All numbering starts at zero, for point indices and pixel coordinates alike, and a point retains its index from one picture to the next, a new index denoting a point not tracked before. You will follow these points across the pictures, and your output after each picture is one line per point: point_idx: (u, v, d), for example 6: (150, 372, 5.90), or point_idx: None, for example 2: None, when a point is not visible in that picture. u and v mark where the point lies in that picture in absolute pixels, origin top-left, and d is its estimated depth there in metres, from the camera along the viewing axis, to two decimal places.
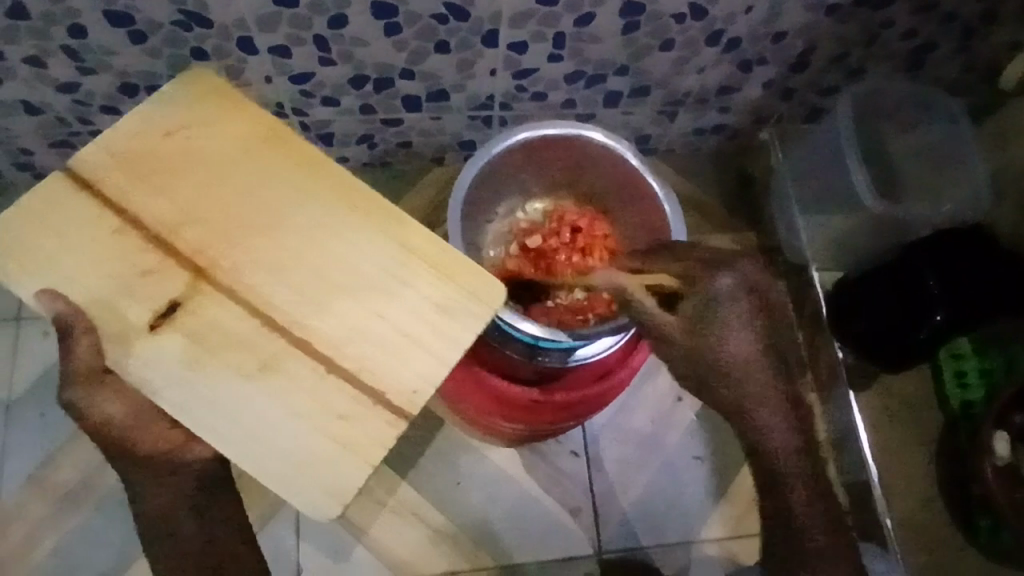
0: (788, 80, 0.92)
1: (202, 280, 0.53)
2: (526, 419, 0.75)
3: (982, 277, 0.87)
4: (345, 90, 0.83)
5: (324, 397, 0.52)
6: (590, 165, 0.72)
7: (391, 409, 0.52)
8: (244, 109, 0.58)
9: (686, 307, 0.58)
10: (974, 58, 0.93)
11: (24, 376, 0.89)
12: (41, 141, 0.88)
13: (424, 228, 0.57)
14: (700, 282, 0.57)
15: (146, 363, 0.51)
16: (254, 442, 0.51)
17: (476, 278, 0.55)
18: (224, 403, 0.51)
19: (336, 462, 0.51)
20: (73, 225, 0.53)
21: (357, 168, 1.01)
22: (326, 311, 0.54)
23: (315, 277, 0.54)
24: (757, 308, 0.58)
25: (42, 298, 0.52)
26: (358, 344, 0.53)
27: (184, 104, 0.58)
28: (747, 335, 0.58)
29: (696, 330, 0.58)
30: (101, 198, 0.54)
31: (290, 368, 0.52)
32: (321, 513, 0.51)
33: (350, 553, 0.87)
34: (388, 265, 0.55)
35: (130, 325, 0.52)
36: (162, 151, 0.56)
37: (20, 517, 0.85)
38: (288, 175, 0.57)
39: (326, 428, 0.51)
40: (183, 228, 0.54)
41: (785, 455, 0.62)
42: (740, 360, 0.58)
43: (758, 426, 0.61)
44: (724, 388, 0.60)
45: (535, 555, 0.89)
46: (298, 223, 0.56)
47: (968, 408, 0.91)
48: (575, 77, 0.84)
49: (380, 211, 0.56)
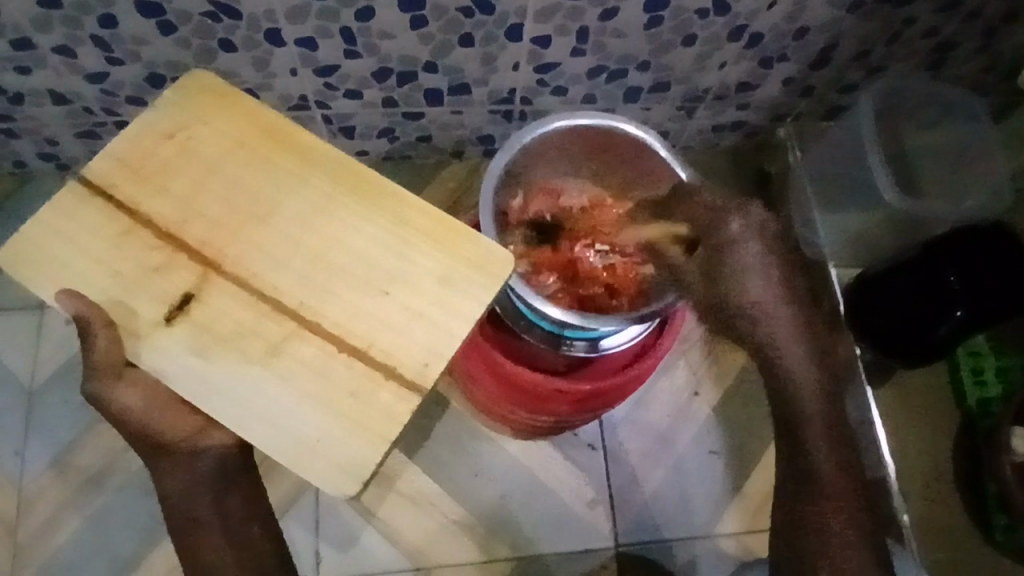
0: (808, 77, 0.92)
1: (211, 272, 0.46)
2: (550, 407, 0.75)
3: (1005, 273, 0.86)
4: (369, 83, 0.83)
5: (332, 374, 0.45)
6: (620, 155, 0.72)
7: (404, 383, 0.45)
8: (239, 101, 0.50)
9: (704, 252, 0.60)
10: (994, 58, 0.93)
11: (49, 363, 0.91)
12: (67, 130, 0.90)
13: (440, 212, 0.48)
14: (716, 228, 0.59)
15: (156, 364, 0.45)
16: (263, 428, 0.44)
17: (483, 249, 0.48)
18: (239, 409, 0.44)
19: (347, 441, 0.44)
20: (76, 220, 0.47)
21: (376, 161, 1.01)
22: (332, 298, 0.46)
23: (320, 265, 0.46)
24: (769, 247, 0.58)
25: (61, 298, 0.45)
26: (364, 325, 0.46)
27: (173, 99, 0.49)
28: (763, 274, 0.58)
29: (714, 276, 0.58)
30: (99, 196, 0.47)
31: (295, 351, 0.45)
32: (338, 489, 0.44)
33: (367, 542, 0.88)
34: (398, 250, 0.47)
35: (141, 322, 0.45)
36: (159, 152, 0.48)
37: (43, 501, 0.86)
38: (289, 166, 0.48)
39: (336, 404, 0.44)
40: (184, 227, 0.47)
41: (811, 398, 0.59)
42: (760, 301, 0.57)
43: (782, 368, 0.59)
44: (746, 328, 0.58)
45: (553, 545, 0.89)
46: (299, 214, 0.47)
47: (986, 406, 0.90)
48: (597, 72, 0.85)
49: (394, 201, 0.48)
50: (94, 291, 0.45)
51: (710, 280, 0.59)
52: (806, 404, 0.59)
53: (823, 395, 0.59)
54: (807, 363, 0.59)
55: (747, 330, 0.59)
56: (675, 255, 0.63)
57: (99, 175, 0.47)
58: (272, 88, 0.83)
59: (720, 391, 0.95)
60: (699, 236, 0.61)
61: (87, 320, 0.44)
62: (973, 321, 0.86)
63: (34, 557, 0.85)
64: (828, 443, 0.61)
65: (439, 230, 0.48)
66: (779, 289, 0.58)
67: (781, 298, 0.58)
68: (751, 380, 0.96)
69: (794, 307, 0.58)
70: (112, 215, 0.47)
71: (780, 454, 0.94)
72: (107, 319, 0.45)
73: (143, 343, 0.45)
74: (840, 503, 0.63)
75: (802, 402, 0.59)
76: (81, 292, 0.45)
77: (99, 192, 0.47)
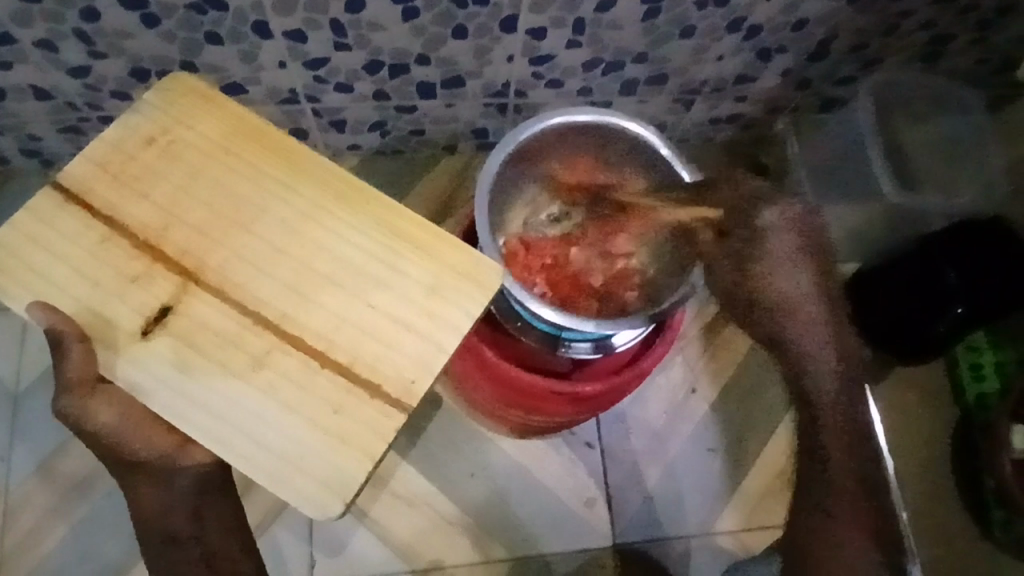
0: (807, 69, 0.90)
1: (190, 283, 0.44)
2: (544, 410, 0.74)
3: (1003, 268, 0.85)
4: (360, 76, 0.81)
5: (317, 389, 0.43)
6: (615, 153, 0.70)
7: (389, 399, 0.43)
8: (224, 104, 0.48)
9: (731, 243, 0.65)
10: (992, 50, 0.92)
11: (34, 365, 0.89)
12: (50, 127, 0.87)
13: (426, 219, 0.47)
14: (756, 222, 0.64)
15: (132, 378, 0.43)
16: (243, 445, 0.43)
17: (470, 260, 0.46)
18: (221, 425, 0.43)
19: (332, 459, 0.42)
20: (50, 228, 0.45)
21: (367, 155, 0.99)
22: (316, 308, 0.44)
23: (302, 274, 0.45)
24: (801, 244, 0.66)
25: (34, 311, 0.43)
26: (350, 336, 0.44)
27: (156, 102, 0.47)
28: (795, 268, 0.65)
29: (746, 263, 0.65)
30: (76, 204, 0.45)
31: (280, 365, 0.43)
32: (321, 512, 0.42)
33: (360, 545, 0.86)
34: (383, 259, 0.45)
35: (117, 334, 0.44)
36: (141, 157, 0.46)
37: (30, 506, 0.85)
38: (275, 172, 0.47)
39: (321, 420, 0.43)
40: (165, 235, 0.45)
41: (832, 386, 0.67)
42: (791, 292, 0.65)
43: (808, 357, 0.67)
44: (770, 319, 0.67)
45: (547, 546, 0.88)
46: (284, 222, 0.46)
47: (984, 401, 0.90)
48: (593, 64, 0.83)
49: (379, 209, 0.47)
50: (67, 302, 0.44)
51: (738, 268, 0.65)
52: (824, 391, 0.67)
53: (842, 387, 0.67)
54: (825, 353, 0.67)
55: (780, 315, 0.66)
56: (705, 236, 0.65)
57: (76, 179, 0.45)
58: (260, 82, 0.81)
59: (717, 389, 0.94)
60: (731, 221, 0.64)
61: (60, 334, 0.43)
62: (971, 318, 0.86)
63: (23, 563, 0.83)
64: (846, 437, 0.67)
65: (429, 240, 0.46)
66: (807, 282, 0.66)
67: (816, 285, 0.66)
68: (748, 376, 0.95)
69: (823, 305, 0.67)
70: (89, 221, 0.45)
71: (777, 451, 0.93)
72: (80, 333, 0.43)
73: (119, 355, 0.43)
74: (859, 501, 0.68)
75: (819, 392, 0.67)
76: (52, 303, 0.44)
77: (75, 198, 0.45)
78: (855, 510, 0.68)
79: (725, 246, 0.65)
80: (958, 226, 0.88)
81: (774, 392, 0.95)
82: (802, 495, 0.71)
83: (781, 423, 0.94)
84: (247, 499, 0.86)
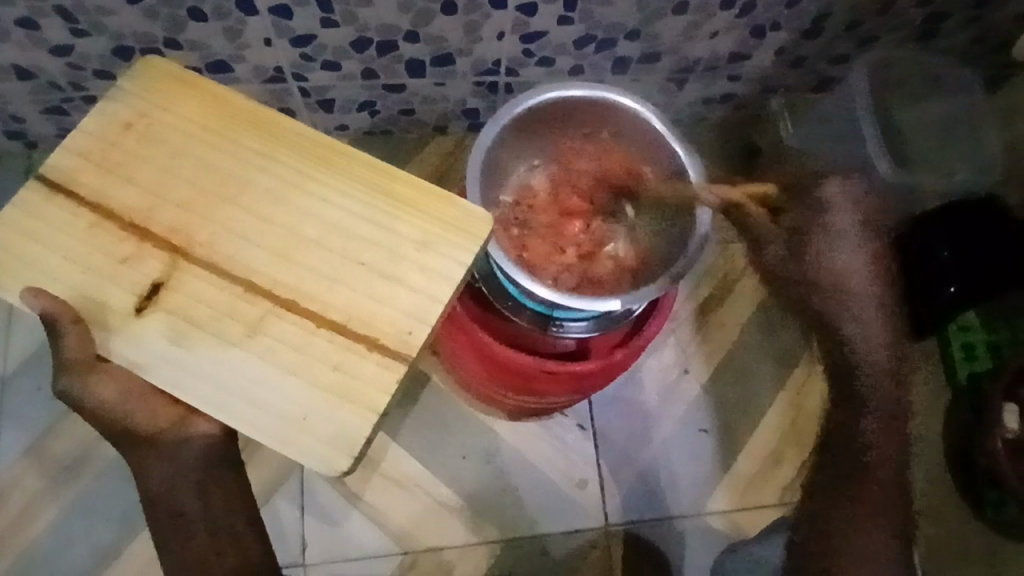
0: (801, 47, 0.89)
1: (180, 258, 0.43)
2: (539, 388, 0.73)
3: (998, 246, 0.87)
4: (348, 54, 0.80)
5: (313, 349, 0.42)
6: (605, 121, 0.69)
7: (387, 353, 0.42)
8: (198, 83, 0.46)
9: (790, 214, 0.60)
10: (989, 28, 0.91)
11: (21, 350, 0.88)
12: (32, 107, 0.86)
13: (407, 172, 0.46)
14: (817, 188, 0.60)
15: (129, 354, 0.42)
16: (243, 409, 0.42)
17: (450, 207, 0.45)
18: (220, 393, 0.42)
19: (332, 414, 0.41)
20: (43, 209, 0.44)
21: (357, 136, 0.98)
22: (306, 272, 0.43)
23: (289, 238, 0.44)
24: (867, 223, 0.60)
25: (27, 296, 0.42)
26: (342, 294, 0.43)
27: (130, 89, 0.46)
28: (854, 244, 0.59)
29: (802, 232, 0.60)
30: (65, 192, 0.44)
31: (276, 331, 0.42)
32: (328, 468, 0.41)
33: (354, 525, 0.86)
34: (368, 218, 0.44)
35: (112, 314, 0.43)
36: (122, 143, 0.45)
37: (20, 491, 0.84)
38: (254, 144, 0.45)
39: (320, 379, 0.42)
40: (151, 214, 0.44)
41: (877, 364, 0.60)
42: (850, 273, 0.59)
43: (854, 331, 0.60)
44: (824, 304, 0.60)
45: (543, 526, 0.88)
46: (269, 191, 0.44)
47: (976, 380, 0.90)
48: (584, 42, 0.82)
49: (359, 168, 0.45)
50: (60, 287, 0.43)
51: (792, 246, 0.60)
52: (874, 364, 0.60)
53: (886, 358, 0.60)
54: (883, 335, 0.60)
55: (832, 297, 0.60)
56: (755, 213, 0.61)
57: (65, 164, 0.44)
58: (245, 60, 0.79)
59: (708, 369, 0.94)
60: (784, 198, 0.61)
61: (55, 317, 0.42)
62: (965, 297, 0.86)
63: (15, 548, 0.83)
64: (888, 420, 0.60)
65: (411, 193, 0.45)
66: (869, 263, 0.60)
67: (871, 271, 0.60)
68: (742, 356, 0.95)
69: (883, 285, 0.60)
70: (78, 206, 0.44)
71: (771, 431, 0.93)
72: (75, 314, 0.42)
73: (113, 333, 0.42)
74: (884, 487, 0.61)
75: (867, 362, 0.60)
76: (49, 288, 0.43)
77: (61, 190, 0.44)
78: (879, 498, 0.61)
79: (781, 220, 0.61)
80: (951, 205, 0.89)
81: (766, 372, 0.95)
82: (833, 474, 0.63)
83: (772, 404, 0.94)
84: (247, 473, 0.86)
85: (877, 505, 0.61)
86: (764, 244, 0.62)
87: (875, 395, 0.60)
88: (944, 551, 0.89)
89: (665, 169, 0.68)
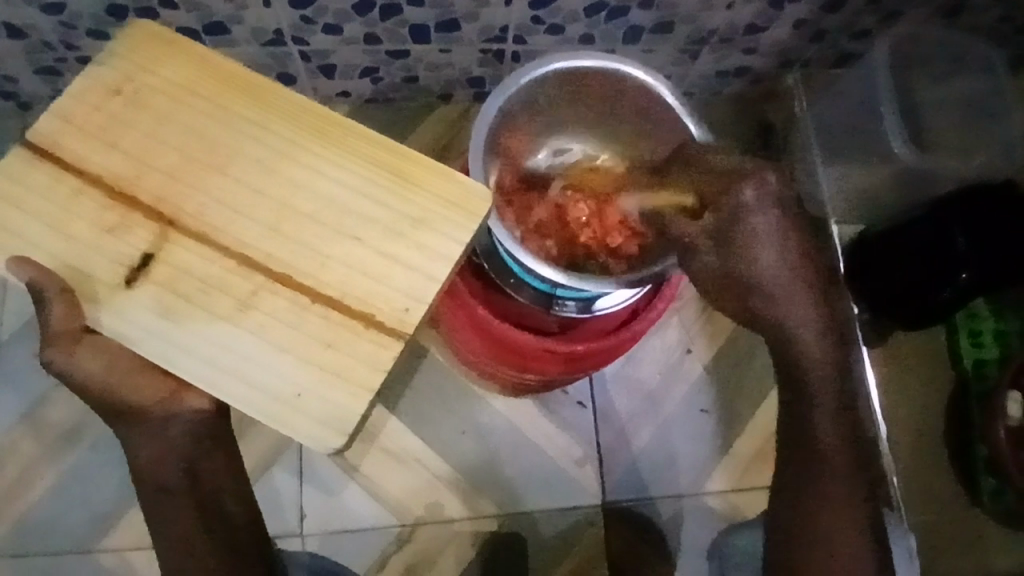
0: (821, 20, 0.86)
1: (169, 229, 0.41)
2: (537, 368, 0.72)
3: (1013, 234, 0.83)
4: (350, 17, 0.77)
5: (307, 325, 0.41)
6: (618, 94, 0.67)
7: (382, 331, 0.41)
8: (185, 46, 0.44)
9: (708, 218, 0.54)
10: (1014, 6, 0.87)
11: (17, 315, 0.87)
12: (26, 67, 0.83)
13: (406, 146, 0.43)
14: (727, 192, 0.54)
15: (118, 329, 0.41)
16: (235, 387, 0.40)
17: (448, 184, 0.43)
18: (212, 371, 0.40)
19: (325, 393, 0.40)
20: (22, 178, 0.42)
21: (359, 103, 0.96)
22: (301, 247, 0.41)
23: (282, 211, 0.42)
24: (782, 218, 0.55)
25: (10, 266, 0.41)
26: (338, 269, 0.41)
27: (118, 49, 0.43)
28: (778, 251, 0.55)
29: (726, 239, 0.54)
30: (49, 157, 0.42)
31: (270, 307, 0.41)
32: (321, 446, 0.40)
33: (350, 496, 0.86)
34: (366, 192, 0.42)
35: (97, 286, 0.41)
36: (108, 108, 0.42)
37: (17, 456, 0.84)
38: (246, 111, 0.43)
39: (314, 356, 0.40)
40: (140, 182, 0.41)
41: (822, 375, 0.59)
42: (769, 277, 0.55)
43: (791, 332, 0.57)
44: (756, 312, 0.57)
45: (539, 502, 0.88)
46: (260, 161, 0.42)
47: (981, 369, 0.90)
48: (596, 10, 0.79)
49: (357, 141, 0.43)
50: (44, 255, 0.41)
51: (723, 256, 0.55)
52: (812, 356, 0.58)
53: (829, 351, 0.58)
54: (817, 327, 0.58)
55: (771, 309, 0.57)
56: (677, 221, 0.57)
57: (45, 131, 0.42)
58: (244, 21, 0.77)
59: (712, 348, 0.93)
60: (711, 197, 0.55)
61: (40, 286, 0.40)
62: (975, 286, 0.84)
63: (14, 513, 0.83)
64: (830, 398, 0.60)
65: (410, 167, 0.43)
66: (789, 261, 0.56)
67: (801, 271, 0.57)
68: (746, 337, 0.94)
69: (808, 278, 0.57)
70: (60, 174, 0.41)
71: (773, 413, 0.92)
72: (62, 283, 0.40)
73: (102, 305, 0.41)
74: (830, 499, 0.60)
75: (809, 369, 0.58)
76: (31, 258, 0.41)
77: (46, 154, 0.42)
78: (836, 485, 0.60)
79: (700, 223, 0.55)
80: (973, 192, 0.86)
81: (768, 353, 0.94)
82: (788, 473, 0.62)
83: (775, 385, 0.93)
84: (245, 443, 0.86)
85: (834, 474, 0.60)
86: (698, 254, 0.56)
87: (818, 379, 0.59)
88: (942, 536, 0.89)
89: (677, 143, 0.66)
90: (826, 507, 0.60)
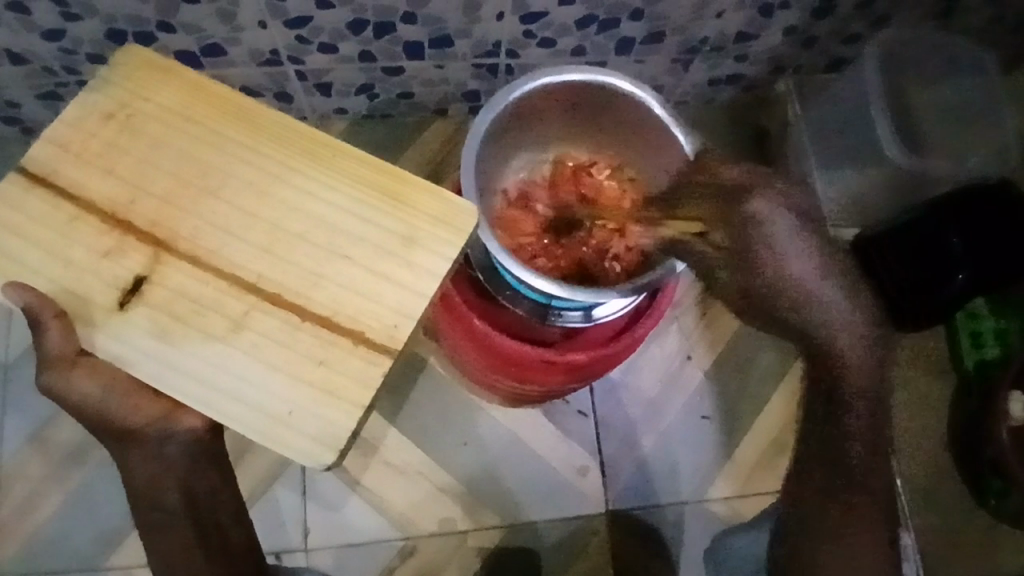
0: (811, 26, 0.86)
1: (162, 252, 0.42)
2: (538, 378, 0.73)
3: (1007, 234, 0.84)
4: (345, 36, 0.78)
5: (298, 343, 0.41)
6: (609, 105, 0.67)
7: (374, 347, 0.41)
8: (178, 73, 0.45)
9: (723, 234, 0.55)
10: (1005, 8, 0.88)
11: (22, 336, 0.88)
12: (28, 92, 0.85)
13: (393, 165, 0.44)
14: (739, 206, 0.54)
15: (113, 351, 0.41)
16: (230, 406, 0.41)
17: (435, 201, 0.44)
18: (207, 390, 0.41)
19: (318, 410, 0.40)
20: (17, 206, 0.42)
21: (356, 120, 0.97)
22: (291, 266, 0.42)
23: (273, 231, 0.42)
24: (803, 221, 0.54)
25: (8, 291, 0.42)
26: (328, 287, 0.42)
27: (111, 77, 0.44)
28: (806, 256, 0.53)
29: (743, 256, 0.54)
30: (45, 186, 0.43)
31: (263, 326, 0.41)
32: (314, 462, 0.41)
33: (352, 511, 0.87)
34: (355, 212, 0.43)
35: (93, 309, 0.42)
36: (102, 134, 0.43)
37: (23, 476, 0.85)
38: (237, 135, 0.44)
39: (306, 373, 0.41)
40: (134, 206, 0.42)
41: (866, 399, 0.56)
42: (805, 288, 0.53)
43: (837, 346, 0.55)
44: (796, 325, 0.55)
45: (542, 512, 0.88)
46: (252, 184, 0.43)
47: (983, 368, 0.89)
48: (587, 22, 0.79)
49: (346, 161, 0.44)
50: (41, 281, 0.42)
51: (744, 272, 0.54)
52: (852, 364, 0.55)
53: (869, 368, 0.56)
54: (858, 342, 0.55)
55: (799, 317, 0.54)
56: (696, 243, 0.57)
57: (41, 160, 0.43)
58: (240, 42, 0.78)
59: (712, 355, 0.93)
60: (720, 218, 0.55)
61: (37, 310, 0.41)
62: (975, 287, 0.85)
63: (20, 533, 0.84)
64: (864, 407, 0.57)
65: (397, 186, 0.44)
66: (818, 269, 0.54)
67: (834, 282, 0.54)
68: (744, 343, 0.94)
69: (838, 279, 0.54)
70: (56, 202, 0.42)
71: (773, 419, 0.92)
72: (56, 308, 0.41)
73: (98, 328, 0.42)
74: (865, 494, 0.60)
75: (850, 381, 0.56)
76: (27, 283, 0.42)
77: (41, 181, 0.43)
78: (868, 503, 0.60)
79: (717, 245, 0.55)
80: (970, 192, 0.86)
81: (767, 359, 0.94)
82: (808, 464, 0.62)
83: (776, 390, 0.93)
84: (248, 458, 0.86)
85: (864, 487, 0.60)
86: (718, 272, 0.57)
87: (854, 392, 0.56)
88: (945, 539, 0.89)
89: (668, 152, 0.67)
90: (842, 509, 0.61)
